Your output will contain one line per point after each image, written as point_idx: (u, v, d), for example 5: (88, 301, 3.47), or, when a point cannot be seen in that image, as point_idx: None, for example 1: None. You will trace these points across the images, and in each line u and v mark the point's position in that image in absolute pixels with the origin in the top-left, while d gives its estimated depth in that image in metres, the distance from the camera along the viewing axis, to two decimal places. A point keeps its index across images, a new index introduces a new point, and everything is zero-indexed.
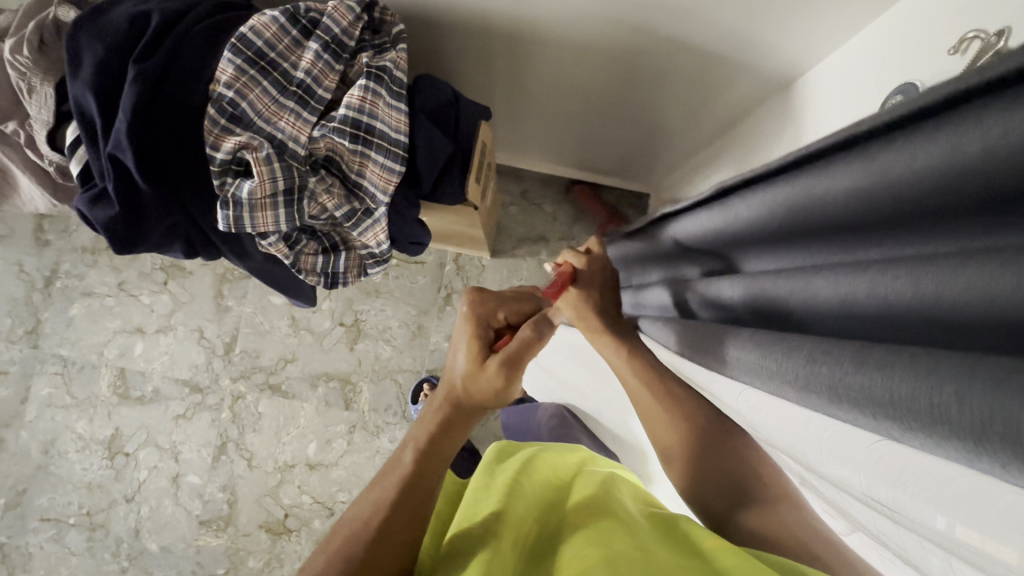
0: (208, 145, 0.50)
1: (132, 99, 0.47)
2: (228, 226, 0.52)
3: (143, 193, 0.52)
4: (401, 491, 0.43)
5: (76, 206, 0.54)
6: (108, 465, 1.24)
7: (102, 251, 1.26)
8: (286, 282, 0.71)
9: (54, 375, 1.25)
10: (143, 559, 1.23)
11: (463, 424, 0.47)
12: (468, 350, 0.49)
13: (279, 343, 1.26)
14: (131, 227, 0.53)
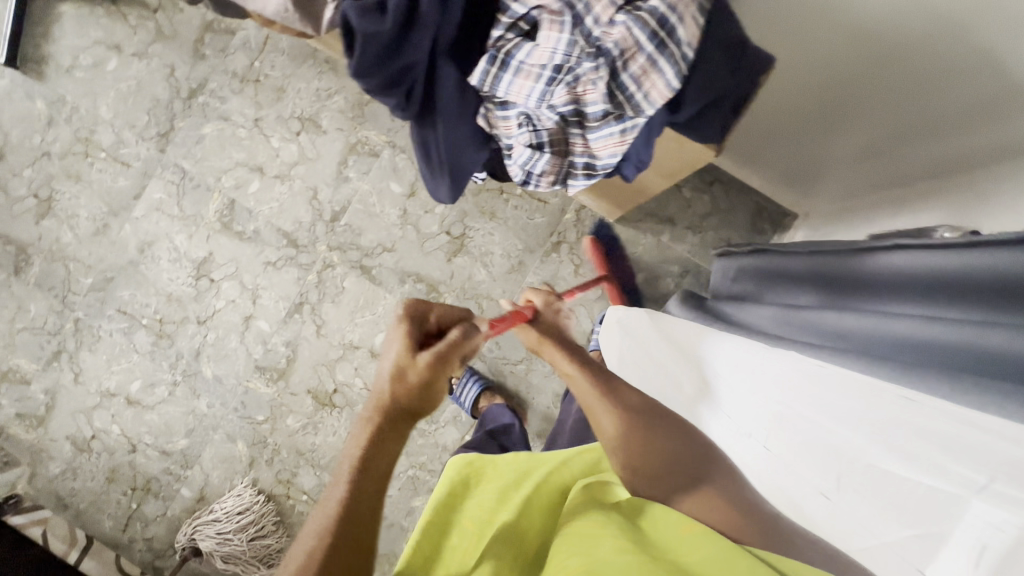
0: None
1: None
2: (483, 83, 0.52)
3: (415, 17, 0.52)
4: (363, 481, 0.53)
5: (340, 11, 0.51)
6: (191, 285, 1.27)
7: (251, 82, 1.26)
8: (461, 164, 0.68)
9: (170, 184, 1.27)
10: (196, 380, 1.28)
11: (399, 426, 0.57)
12: (399, 352, 0.59)
13: (384, 230, 1.25)
14: (389, 49, 0.52)
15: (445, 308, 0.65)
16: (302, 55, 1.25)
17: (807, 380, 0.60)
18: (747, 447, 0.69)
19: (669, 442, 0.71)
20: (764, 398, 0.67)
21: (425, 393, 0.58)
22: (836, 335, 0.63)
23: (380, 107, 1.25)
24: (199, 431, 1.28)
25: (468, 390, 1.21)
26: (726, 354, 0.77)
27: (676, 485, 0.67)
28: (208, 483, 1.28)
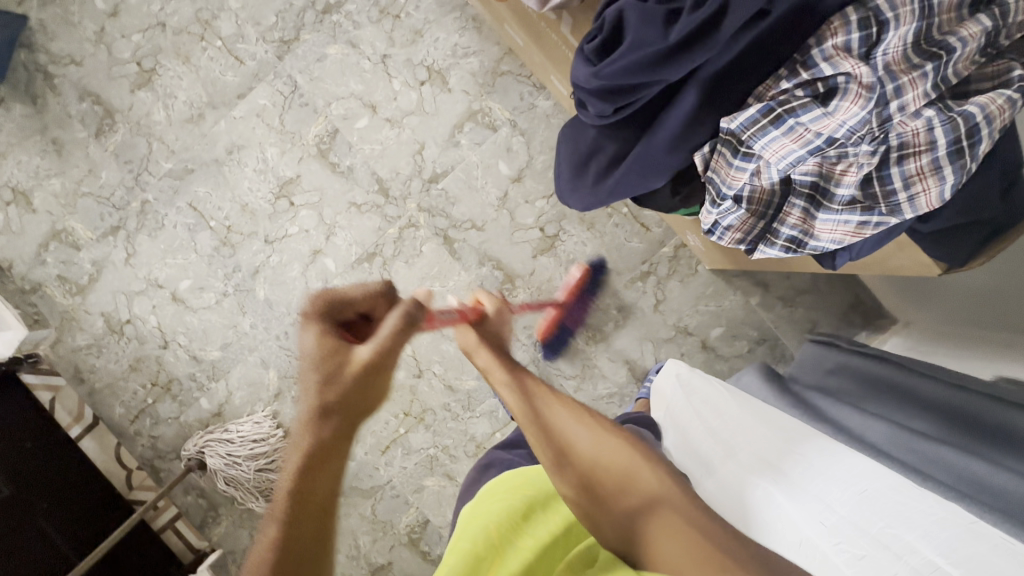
0: (815, 47, 0.45)
1: None
2: (743, 128, 0.49)
3: (691, 54, 0.47)
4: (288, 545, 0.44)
5: (625, 3, 0.49)
6: (270, 202, 1.23)
7: (390, 17, 1.20)
8: (624, 189, 0.62)
9: (278, 94, 1.22)
10: (247, 297, 1.24)
11: (324, 457, 0.48)
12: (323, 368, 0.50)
13: (479, 206, 1.21)
14: (642, 68, 0.49)
15: (359, 292, 0.57)
16: (450, 5, 1.19)
17: (953, 524, 0.56)
18: (840, 561, 0.60)
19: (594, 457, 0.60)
20: (883, 524, 0.60)
21: (351, 395, 0.50)
22: (948, 470, 0.64)
23: (513, 82, 1.19)
24: (234, 348, 1.25)
25: None
26: (822, 451, 0.70)
27: (619, 506, 0.57)
28: (229, 401, 1.25)
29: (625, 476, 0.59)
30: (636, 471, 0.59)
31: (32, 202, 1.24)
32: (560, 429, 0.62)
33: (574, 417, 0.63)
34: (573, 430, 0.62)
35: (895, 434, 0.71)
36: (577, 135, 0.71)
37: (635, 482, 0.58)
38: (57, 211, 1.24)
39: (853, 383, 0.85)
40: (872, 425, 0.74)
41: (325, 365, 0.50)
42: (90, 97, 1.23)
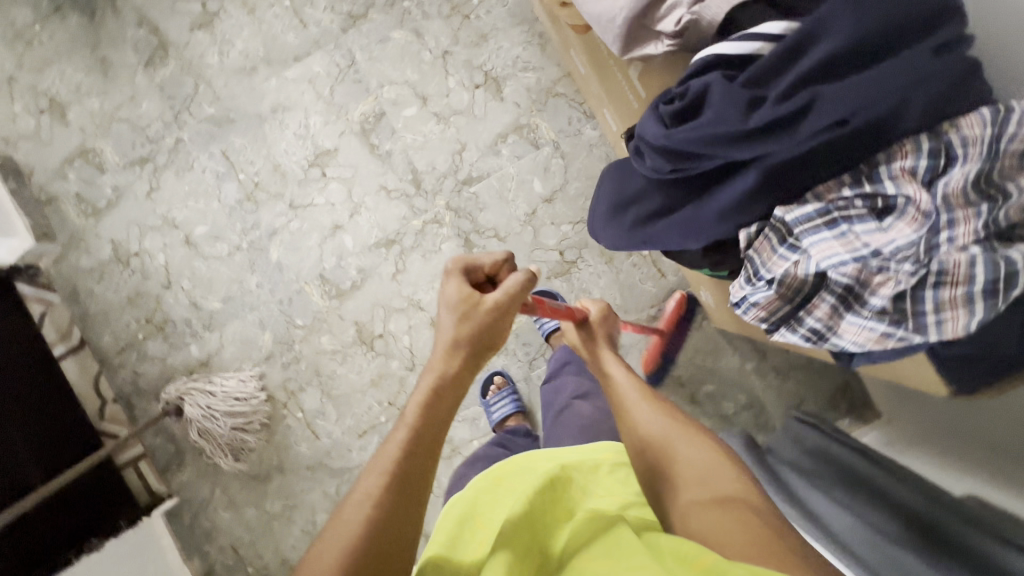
0: (882, 164, 0.47)
1: (883, 92, 0.44)
2: (797, 222, 0.51)
3: (764, 146, 0.49)
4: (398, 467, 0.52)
5: (709, 80, 0.51)
6: (302, 168, 1.23)
7: (459, 15, 1.21)
8: (662, 242, 0.64)
9: (334, 65, 1.22)
10: (259, 256, 1.24)
11: (461, 383, 0.60)
12: (457, 311, 0.61)
13: (505, 217, 1.22)
14: (714, 146, 0.51)
15: (488, 261, 0.65)
16: (520, 19, 1.21)
17: None
18: None
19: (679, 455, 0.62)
20: None
21: (482, 334, 0.61)
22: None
23: (565, 106, 1.21)
24: (235, 303, 1.24)
25: (501, 407, 1.18)
26: None
27: (695, 498, 0.57)
28: (218, 354, 1.25)
29: (706, 473, 0.59)
30: (717, 467, 0.59)
31: (68, 115, 1.24)
32: (650, 424, 0.66)
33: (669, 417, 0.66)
34: (672, 435, 0.64)
35: (862, 532, 0.73)
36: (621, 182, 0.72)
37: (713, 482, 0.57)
38: (90, 130, 1.24)
39: (828, 470, 0.86)
40: (841, 517, 0.76)
41: (457, 312, 0.61)
42: (148, 26, 1.23)
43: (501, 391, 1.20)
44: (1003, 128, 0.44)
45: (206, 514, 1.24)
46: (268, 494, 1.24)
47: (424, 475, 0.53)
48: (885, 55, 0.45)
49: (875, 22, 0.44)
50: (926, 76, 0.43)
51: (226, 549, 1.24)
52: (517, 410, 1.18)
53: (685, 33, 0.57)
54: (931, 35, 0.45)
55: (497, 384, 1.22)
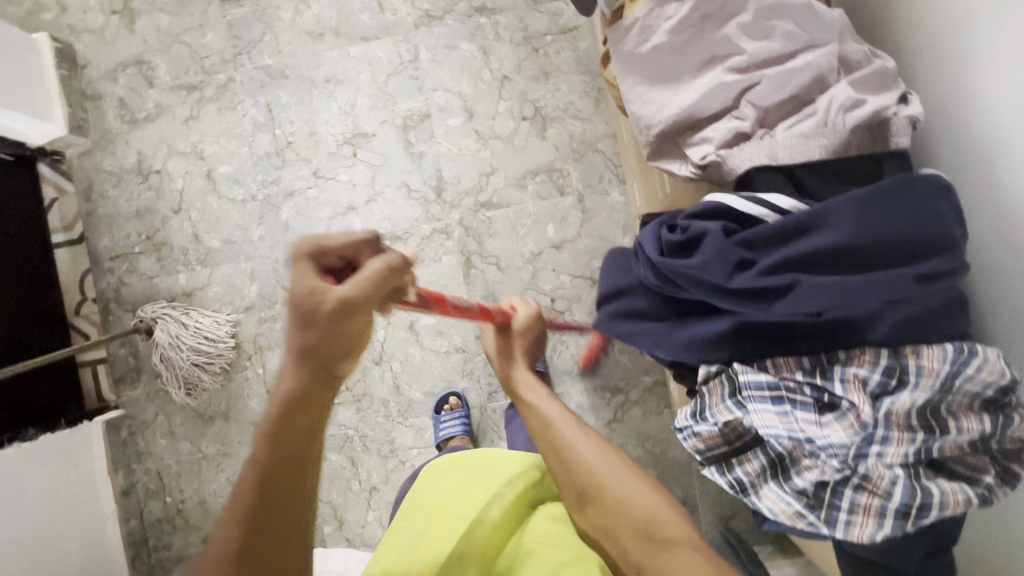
0: (840, 363, 0.50)
1: (860, 300, 0.48)
2: (749, 384, 0.53)
3: (739, 304, 0.51)
4: (267, 471, 0.52)
5: (709, 225, 0.53)
6: (336, 142, 1.25)
7: (530, 47, 1.23)
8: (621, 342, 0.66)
9: (397, 56, 1.24)
10: (270, 211, 1.27)
11: (306, 390, 0.53)
12: (299, 314, 0.51)
13: (510, 250, 1.23)
14: (695, 286, 0.53)
15: (340, 239, 0.56)
16: (586, 69, 1.22)
17: None
18: None
19: (625, 496, 0.67)
20: None
21: (332, 333, 0.52)
22: None
23: (601, 163, 1.22)
24: (233, 248, 1.27)
25: (449, 426, 1.19)
26: None
27: (642, 548, 0.63)
28: (203, 290, 1.28)
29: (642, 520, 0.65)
30: (658, 516, 0.65)
31: (136, 24, 1.27)
32: (599, 477, 0.69)
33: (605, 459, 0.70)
34: (609, 478, 0.68)
35: None
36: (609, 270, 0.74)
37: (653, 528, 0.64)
38: (152, 44, 1.27)
39: None
40: None
41: (300, 321, 0.51)
42: None
43: (454, 411, 1.20)
44: (961, 368, 0.48)
45: (144, 435, 1.28)
46: (207, 435, 1.27)
47: (299, 464, 0.53)
48: (870, 269, 0.49)
49: (868, 238, 0.48)
50: (900, 299, 0.48)
51: (151, 472, 1.28)
52: (461, 433, 1.18)
53: (707, 173, 0.59)
54: (918, 262, 0.48)
55: (452, 403, 1.23)
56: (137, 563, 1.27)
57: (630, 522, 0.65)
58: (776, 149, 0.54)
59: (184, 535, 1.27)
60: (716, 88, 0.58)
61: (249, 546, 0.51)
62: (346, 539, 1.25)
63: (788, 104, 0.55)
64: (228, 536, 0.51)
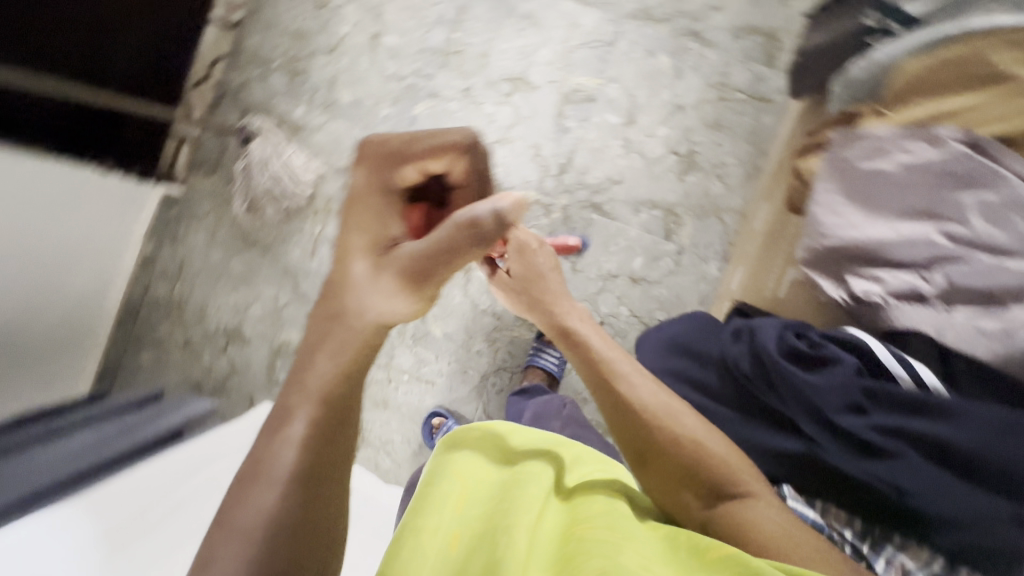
0: (894, 544, 0.57)
1: (944, 498, 0.54)
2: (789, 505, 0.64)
3: (834, 439, 0.60)
4: (320, 419, 0.50)
5: (846, 360, 0.61)
6: (500, 74, 1.26)
7: (717, 93, 1.22)
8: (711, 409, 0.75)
9: (597, 31, 1.24)
10: (408, 100, 1.28)
11: (336, 324, 0.53)
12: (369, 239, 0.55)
13: (591, 258, 1.25)
14: (803, 404, 0.62)
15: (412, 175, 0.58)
16: (757, 142, 1.20)
17: None
18: None
19: (688, 433, 0.66)
20: None
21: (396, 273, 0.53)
22: None
23: (716, 232, 1.22)
24: (358, 112, 1.29)
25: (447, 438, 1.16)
26: None
27: (704, 491, 0.63)
28: (311, 132, 1.30)
29: (703, 466, 0.64)
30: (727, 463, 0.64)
31: None
32: (654, 408, 0.69)
33: (658, 400, 0.69)
34: (676, 415, 0.68)
35: None
36: (699, 335, 0.79)
37: (726, 485, 0.62)
38: None
39: None
40: None
41: (364, 232, 0.55)
42: None
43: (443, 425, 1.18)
44: None
45: (188, 225, 1.33)
46: (241, 256, 1.32)
47: (346, 403, 0.52)
48: (971, 476, 0.54)
49: (980, 447, 0.54)
50: (984, 519, 0.52)
51: (176, 258, 1.33)
52: None
53: (861, 308, 0.65)
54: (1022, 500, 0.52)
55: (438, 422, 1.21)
56: (125, 324, 1.33)
57: (692, 460, 0.64)
58: (944, 327, 0.59)
59: (176, 325, 1.33)
60: (917, 242, 0.60)
61: (297, 501, 0.47)
62: None
63: (977, 295, 0.57)
64: (279, 475, 0.47)
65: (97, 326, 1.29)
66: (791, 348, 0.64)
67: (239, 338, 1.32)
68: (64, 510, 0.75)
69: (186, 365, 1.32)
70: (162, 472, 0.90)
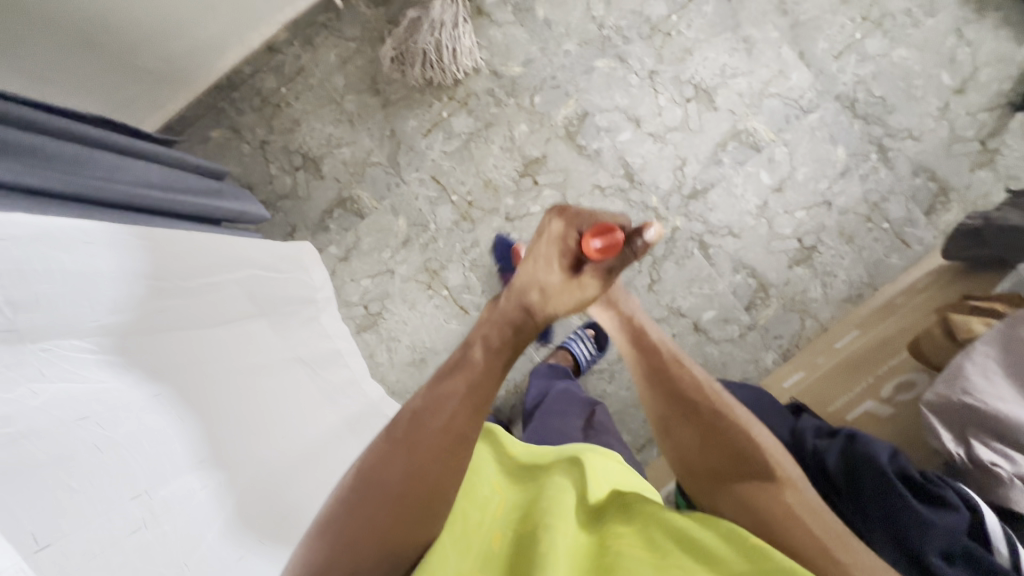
0: None
1: None
2: None
3: (897, 554, 0.53)
4: (444, 398, 0.60)
5: (942, 489, 0.55)
6: (690, 77, 1.22)
7: (867, 211, 1.21)
8: None
9: (798, 93, 1.21)
10: (595, 48, 1.23)
11: (515, 319, 0.67)
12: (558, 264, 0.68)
13: (672, 287, 1.23)
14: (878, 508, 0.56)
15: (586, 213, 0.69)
16: (874, 272, 1.20)
17: None
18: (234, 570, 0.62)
19: (728, 422, 0.61)
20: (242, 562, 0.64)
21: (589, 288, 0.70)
22: None
23: (791, 328, 1.21)
24: (544, 32, 1.24)
25: None
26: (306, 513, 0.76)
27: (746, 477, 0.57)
28: (490, 24, 1.24)
29: (750, 454, 0.58)
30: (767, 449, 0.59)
31: None
32: (690, 384, 0.65)
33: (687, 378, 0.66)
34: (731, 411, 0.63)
35: None
36: (767, 415, 0.80)
37: (746, 460, 0.58)
38: None
39: None
40: None
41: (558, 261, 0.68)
42: None
43: None
44: None
45: (327, 38, 1.26)
46: (359, 96, 1.26)
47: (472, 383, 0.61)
48: None
49: None
50: None
51: (298, 62, 1.26)
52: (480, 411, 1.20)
53: (972, 473, 0.60)
54: None
55: None
56: (215, 93, 1.25)
57: (734, 450, 0.59)
58: None
59: (262, 122, 1.27)
60: None
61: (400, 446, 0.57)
62: (337, 269, 1.27)
63: None
64: (400, 426, 0.58)
65: (191, 79, 1.22)
66: (899, 462, 0.58)
67: (314, 168, 1.27)
68: (127, 230, 0.71)
69: (252, 164, 1.27)
70: (215, 264, 0.88)
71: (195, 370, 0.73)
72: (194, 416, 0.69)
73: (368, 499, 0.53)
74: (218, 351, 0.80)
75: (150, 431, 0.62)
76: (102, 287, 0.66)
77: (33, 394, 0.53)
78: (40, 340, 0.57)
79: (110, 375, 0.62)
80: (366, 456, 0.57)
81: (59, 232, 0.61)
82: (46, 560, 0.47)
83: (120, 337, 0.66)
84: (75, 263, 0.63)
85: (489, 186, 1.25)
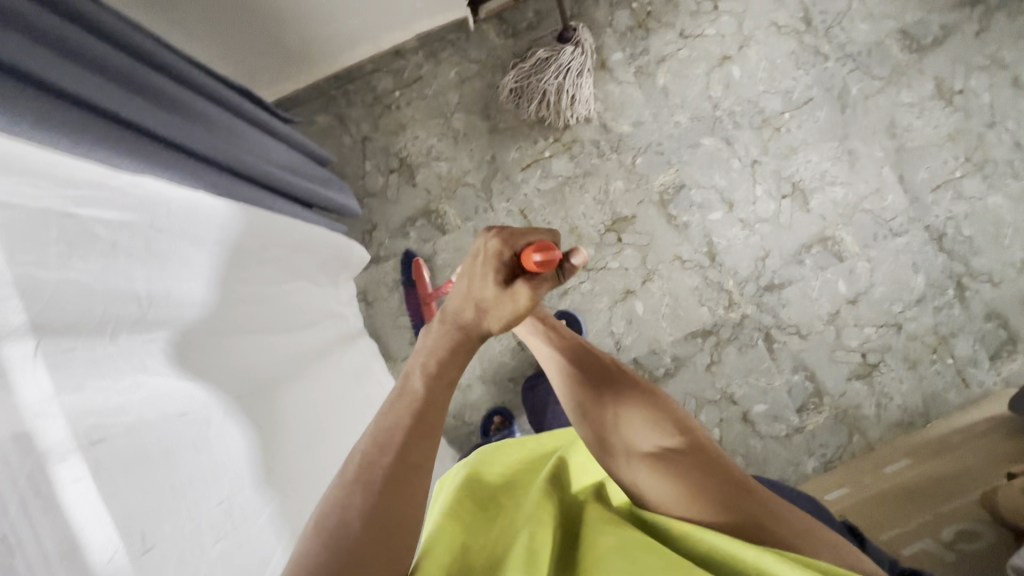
0: None
1: None
2: None
3: None
4: (400, 426, 0.50)
5: None
6: (790, 174, 1.25)
7: (935, 342, 1.22)
8: None
9: (891, 214, 1.24)
10: (706, 126, 1.26)
11: (450, 338, 0.59)
12: (488, 279, 0.59)
13: (729, 372, 1.23)
14: None
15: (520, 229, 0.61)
16: (931, 403, 1.21)
17: None
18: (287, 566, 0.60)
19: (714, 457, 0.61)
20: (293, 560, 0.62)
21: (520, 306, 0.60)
22: None
23: (838, 440, 1.21)
24: (661, 99, 1.27)
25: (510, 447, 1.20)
26: None
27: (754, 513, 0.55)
28: (611, 79, 1.28)
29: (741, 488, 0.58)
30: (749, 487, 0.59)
31: None
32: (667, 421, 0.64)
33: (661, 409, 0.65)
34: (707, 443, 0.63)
35: None
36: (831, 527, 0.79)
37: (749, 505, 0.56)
38: None
39: None
40: None
41: (487, 279, 0.60)
42: (939, 35, 1.25)
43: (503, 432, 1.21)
44: None
45: (451, 55, 1.29)
46: (468, 116, 1.28)
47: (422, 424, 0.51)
48: None
49: None
50: None
51: (417, 71, 1.29)
52: None
53: None
54: None
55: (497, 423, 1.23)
56: (330, 82, 1.28)
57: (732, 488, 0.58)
58: None
59: (368, 118, 1.28)
60: None
61: (353, 478, 0.47)
62: (407, 276, 1.27)
63: None
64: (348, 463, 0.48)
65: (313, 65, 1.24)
66: None
67: (408, 174, 1.28)
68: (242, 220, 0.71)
69: (349, 156, 1.29)
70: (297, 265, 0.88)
71: (267, 369, 0.73)
72: (262, 419, 0.68)
73: (332, 541, 0.43)
74: (290, 355, 0.80)
75: (234, 436, 0.62)
76: (208, 276, 0.66)
77: (138, 386, 0.54)
78: (157, 330, 0.58)
79: (208, 369, 0.63)
80: (320, 507, 0.45)
81: (196, 221, 0.63)
82: (148, 561, 0.48)
83: (208, 329, 0.65)
84: (193, 251, 0.64)
85: (575, 233, 1.26)
